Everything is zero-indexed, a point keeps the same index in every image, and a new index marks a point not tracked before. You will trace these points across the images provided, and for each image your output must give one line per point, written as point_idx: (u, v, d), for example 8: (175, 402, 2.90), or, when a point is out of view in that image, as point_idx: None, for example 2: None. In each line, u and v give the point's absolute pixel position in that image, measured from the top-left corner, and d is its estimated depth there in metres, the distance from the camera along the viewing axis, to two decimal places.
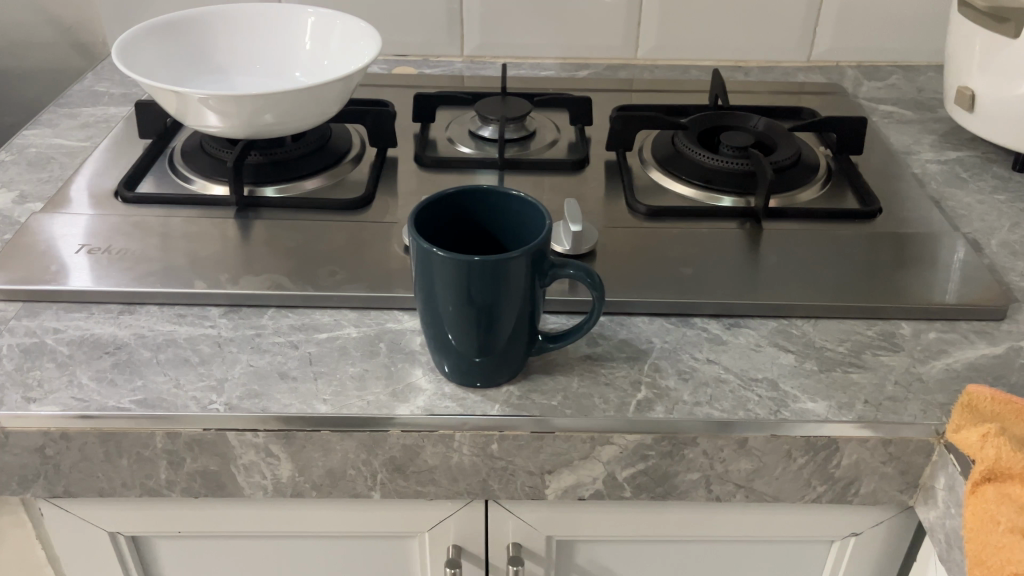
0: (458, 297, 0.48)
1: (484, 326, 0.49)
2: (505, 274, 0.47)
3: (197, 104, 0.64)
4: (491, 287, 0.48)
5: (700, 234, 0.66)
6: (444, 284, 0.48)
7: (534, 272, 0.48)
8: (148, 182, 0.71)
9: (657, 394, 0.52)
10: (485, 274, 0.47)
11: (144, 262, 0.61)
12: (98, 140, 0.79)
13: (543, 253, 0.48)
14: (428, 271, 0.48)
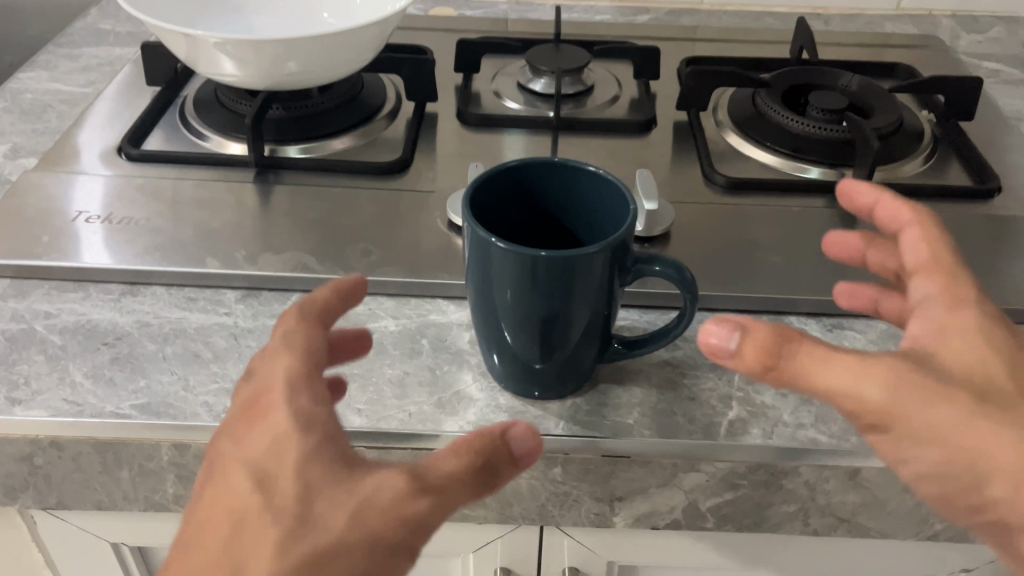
0: (522, 297, 0.40)
1: (551, 329, 0.41)
2: (579, 273, 0.39)
3: (210, 48, 0.55)
4: (561, 288, 0.39)
5: (789, 214, 0.57)
6: (503, 281, 0.40)
7: (612, 269, 0.40)
8: (156, 138, 0.62)
9: (751, 412, 0.44)
10: (554, 271, 0.38)
11: (149, 233, 0.52)
12: (101, 87, 0.70)
13: (625, 246, 0.39)
14: (484, 262, 0.40)
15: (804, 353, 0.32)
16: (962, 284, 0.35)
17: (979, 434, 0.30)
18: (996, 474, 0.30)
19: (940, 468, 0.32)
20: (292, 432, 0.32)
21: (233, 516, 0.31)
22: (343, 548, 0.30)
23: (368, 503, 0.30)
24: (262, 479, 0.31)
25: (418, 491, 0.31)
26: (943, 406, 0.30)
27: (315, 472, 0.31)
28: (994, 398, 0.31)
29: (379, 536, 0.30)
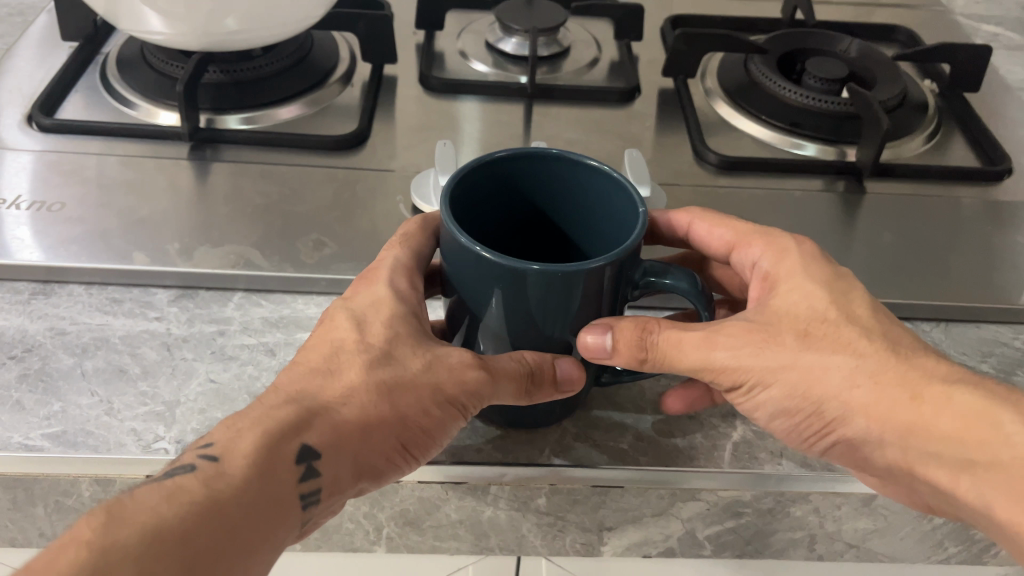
0: (506, 312, 0.33)
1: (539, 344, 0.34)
2: (574, 288, 0.31)
3: (133, 4, 0.47)
4: (553, 303, 0.32)
5: (788, 199, 0.52)
6: (485, 295, 0.32)
7: (614, 285, 0.32)
8: (73, 104, 0.54)
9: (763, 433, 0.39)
10: (547, 291, 0.31)
11: (64, 222, 0.45)
12: (9, 40, 0.61)
13: (634, 256, 0.32)
14: (463, 275, 0.33)
15: (663, 339, 0.34)
16: (778, 236, 0.38)
17: (801, 365, 0.33)
18: (830, 398, 0.33)
19: (786, 406, 0.34)
20: (397, 296, 0.35)
21: (330, 346, 0.34)
22: (426, 383, 0.33)
23: (443, 361, 0.33)
24: (360, 322, 0.34)
25: (483, 362, 0.34)
26: (773, 350, 0.33)
27: (406, 327, 0.34)
28: (817, 332, 0.34)
29: (449, 392, 0.33)
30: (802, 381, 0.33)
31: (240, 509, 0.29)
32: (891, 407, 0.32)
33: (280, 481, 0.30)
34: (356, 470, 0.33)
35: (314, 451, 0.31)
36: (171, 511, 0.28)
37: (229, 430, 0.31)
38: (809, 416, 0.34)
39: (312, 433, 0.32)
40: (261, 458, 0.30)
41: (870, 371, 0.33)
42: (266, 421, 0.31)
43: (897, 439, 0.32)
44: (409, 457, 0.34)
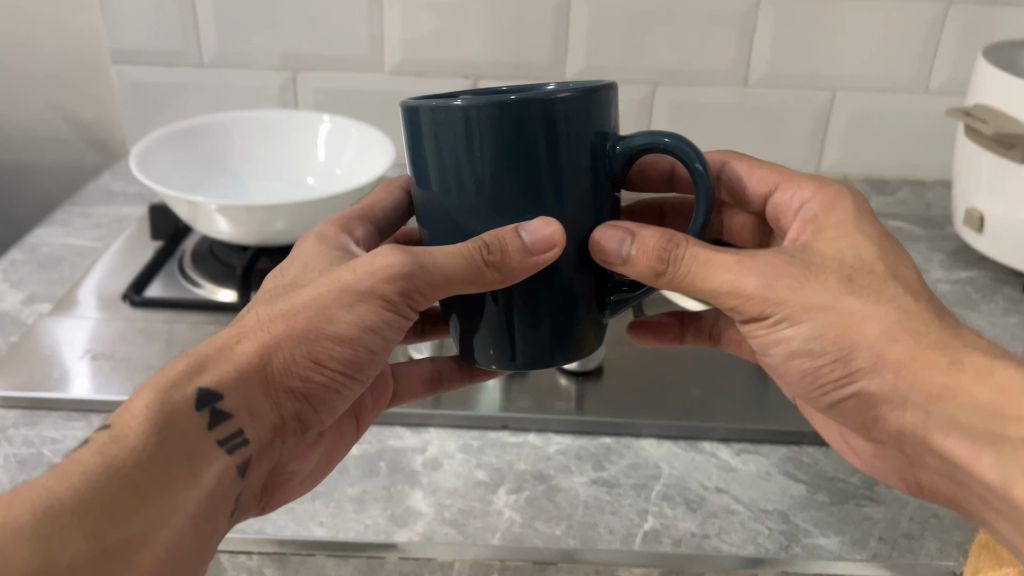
0: (487, 173, 0.38)
1: (523, 212, 0.39)
2: (556, 124, 0.37)
3: (209, 212, 0.65)
4: (536, 146, 0.37)
5: (710, 353, 0.67)
6: (473, 154, 0.37)
7: (595, 131, 0.39)
8: (156, 286, 0.71)
9: (786, 381, 0.49)
10: (529, 127, 0.37)
11: (147, 370, 0.60)
12: (110, 240, 0.80)
13: (601, 115, 0.39)
14: (447, 145, 0.38)
15: (691, 254, 0.42)
16: (825, 186, 0.50)
17: (845, 310, 0.42)
18: (861, 348, 0.42)
19: (814, 346, 0.43)
20: (305, 261, 0.45)
21: (244, 312, 0.44)
22: (324, 294, 0.41)
23: (344, 270, 0.41)
24: (275, 283, 0.45)
25: (397, 251, 0.40)
26: (815, 289, 0.42)
27: (313, 269, 0.44)
28: (860, 282, 0.42)
29: (354, 287, 0.41)
30: (839, 325, 0.42)
31: (130, 461, 0.36)
32: (924, 367, 0.41)
33: (183, 422, 0.38)
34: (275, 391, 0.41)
35: (208, 392, 0.39)
36: (68, 485, 0.35)
37: (130, 402, 0.39)
38: (833, 360, 0.43)
39: (208, 375, 0.40)
40: (151, 414, 0.38)
41: (906, 330, 0.42)
42: (166, 375, 0.40)
43: (922, 403, 0.42)
44: (326, 368, 0.42)
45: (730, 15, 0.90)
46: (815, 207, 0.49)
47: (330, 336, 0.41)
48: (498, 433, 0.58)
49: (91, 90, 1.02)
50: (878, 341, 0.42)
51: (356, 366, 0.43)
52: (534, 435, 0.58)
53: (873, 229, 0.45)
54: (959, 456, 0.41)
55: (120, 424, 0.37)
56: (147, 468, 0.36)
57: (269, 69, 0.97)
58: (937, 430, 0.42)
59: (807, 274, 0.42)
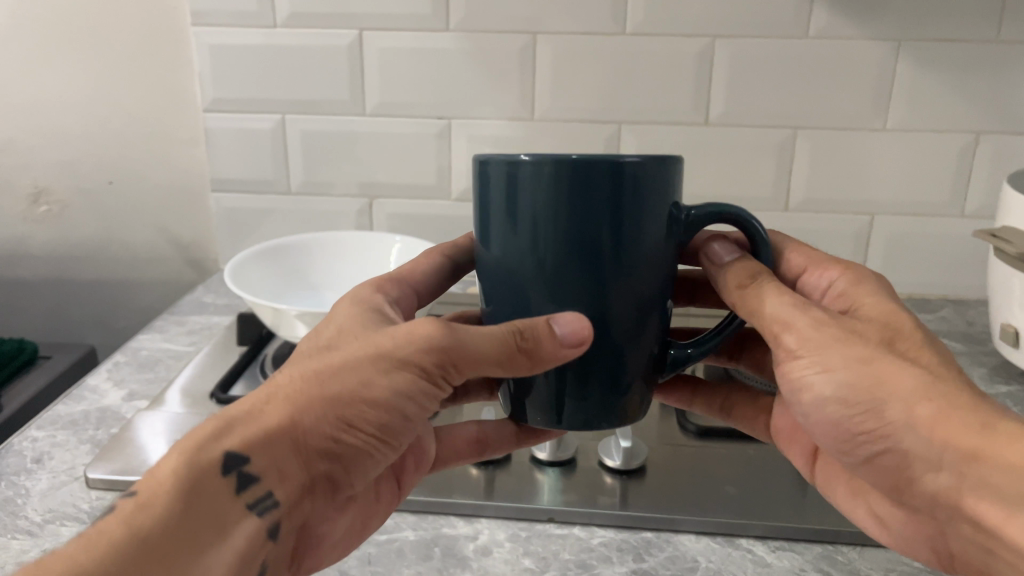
0: (549, 222, 0.42)
1: (579, 264, 0.42)
2: (618, 185, 0.41)
3: (292, 318, 0.73)
4: (595, 198, 0.41)
5: (749, 455, 0.70)
6: (546, 209, 0.42)
7: (658, 199, 0.43)
8: (240, 386, 0.79)
9: (819, 435, 0.51)
10: (590, 182, 0.41)
11: None
12: (202, 345, 0.89)
13: (660, 179, 0.43)
14: (514, 193, 0.42)
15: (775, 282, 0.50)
16: (854, 268, 0.53)
17: (878, 364, 0.45)
18: (890, 398, 0.44)
19: (845, 395, 0.46)
20: (344, 320, 0.48)
21: (281, 367, 0.47)
22: (353, 364, 0.44)
23: (383, 335, 0.45)
24: (310, 342, 0.48)
25: (437, 322, 0.44)
26: (855, 345, 0.46)
27: (352, 329, 0.47)
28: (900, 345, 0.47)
29: (391, 353, 0.44)
30: (872, 375, 0.45)
31: (155, 526, 0.38)
32: (953, 426, 0.42)
33: (211, 488, 0.40)
34: (302, 453, 0.44)
35: (239, 454, 0.41)
36: (91, 551, 0.36)
37: (162, 461, 0.41)
38: (865, 412, 0.46)
39: (234, 437, 0.42)
40: (179, 479, 0.40)
41: (936, 390, 0.43)
42: (198, 435, 0.42)
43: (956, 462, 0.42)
44: (358, 431, 0.44)
45: (767, 145, 0.98)
46: (846, 285, 0.52)
47: (361, 400, 0.44)
48: (545, 525, 0.62)
49: (193, 216, 1.15)
50: (908, 398, 0.44)
51: (388, 429, 0.46)
52: (579, 527, 0.62)
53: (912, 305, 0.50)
54: (990, 519, 0.41)
55: (147, 489, 0.39)
56: (176, 532, 0.38)
57: (348, 196, 1.08)
58: (970, 493, 0.42)
59: (847, 333, 0.47)
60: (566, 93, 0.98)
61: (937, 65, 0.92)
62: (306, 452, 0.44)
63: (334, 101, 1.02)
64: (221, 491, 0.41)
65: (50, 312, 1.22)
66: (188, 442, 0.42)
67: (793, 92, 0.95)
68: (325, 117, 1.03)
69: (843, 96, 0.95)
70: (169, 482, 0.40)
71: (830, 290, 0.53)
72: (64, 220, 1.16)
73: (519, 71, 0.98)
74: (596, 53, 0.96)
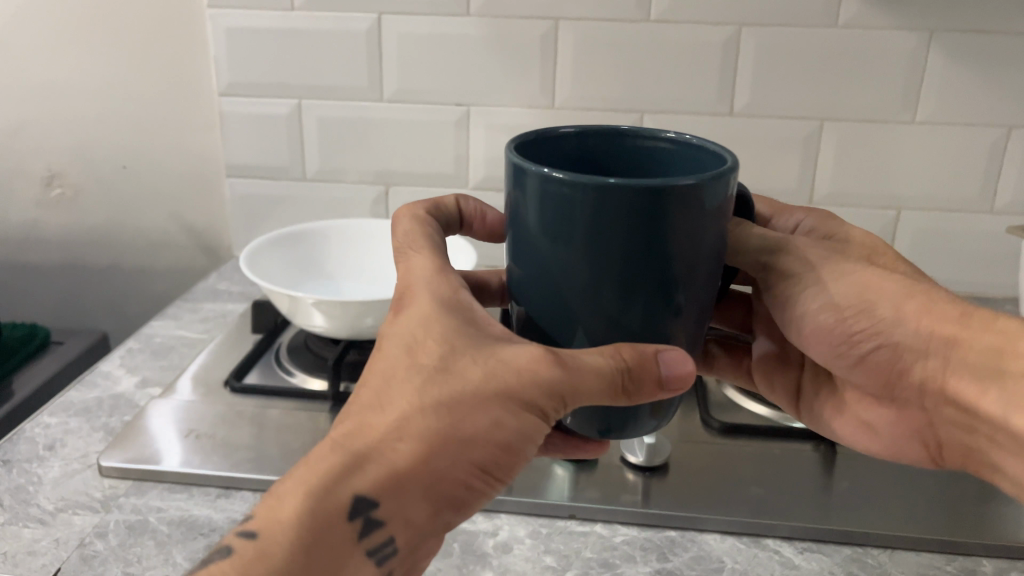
0: (584, 248, 0.38)
1: (614, 290, 0.39)
2: (662, 211, 0.37)
3: (307, 306, 0.72)
4: (633, 226, 0.37)
5: (773, 453, 0.69)
6: (595, 225, 0.38)
7: (714, 214, 0.39)
8: (254, 374, 0.78)
9: (811, 349, 0.56)
10: (630, 210, 0.37)
11: (243, 449, 0.65)
12: (215, 333, 0.88)
13: (713, 199, 0.38)
14: (548, 214, 0.39)
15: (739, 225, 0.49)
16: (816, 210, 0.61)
17: (866, 274, 0.51)
18: (882, 300, 0.51)
19: (840, 302, 0.52)
20: (443, 317, 0.43)
21: (384, 375, 0.43)
22: (473, 398, 0.41)
23: (503, 366, 0.41)
24: (410, 343, 0.43)
25: (555, 358, 0.41)
26: (842, 261, 0.52)
27: (458, 340, 0.42)
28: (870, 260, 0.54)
29: (512, 392, 0.41)
30: (863, 286, 0.51)
31: None
32: (937, 319, 0.49)
33: (336, 533, 0.42)
34: (426, 496, 0.42)
35: (363, 500, 0.42)
36: None
37: (284, 496, 0.42)
38: (858, 314, 0.51)
39: (359, 478, 0.42)
40: (305, 524, 0.41)
41: (917, 293, 0.50)
42: (319, 473, 0.42)
43: (945, 346, 0.49)
44: (480, 472, 0.43)
45: (792, 137, 0.96)
46: (814, 223, 0.60)
47: (483, 441, 0.42)
48: (566, 521, 0.61)
49: (207, 202, 1.13)
50: (896, 301, 0.50)
51: (508, 464, 0.44)
52: (601, 525, 0.60)
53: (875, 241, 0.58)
54: None
55: (272, 535, 0.41)
56: None
57: (364, 183, 1.07)
58: (955, 373, 0.50)
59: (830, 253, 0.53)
60: (587, 81, 0.97)
61: (968, 58, 0.90)
62: (427, 492, 0.42)
63: (351, 86, 1.01)
64: (348, 535, 0.42)
65: (64, 297, 1.22)
66: (314, 483, 0.42)
67: (819, 83, 0.93)
68: (342, 103, 1.02)
69: (871, 87, 0.93)
70: (295, 532, 0.41)
71: (799, 231, 0.60)
72: (77, 205, 1.15)
73: (540, 58, 0.96)
74: (619, 41, 0.94)
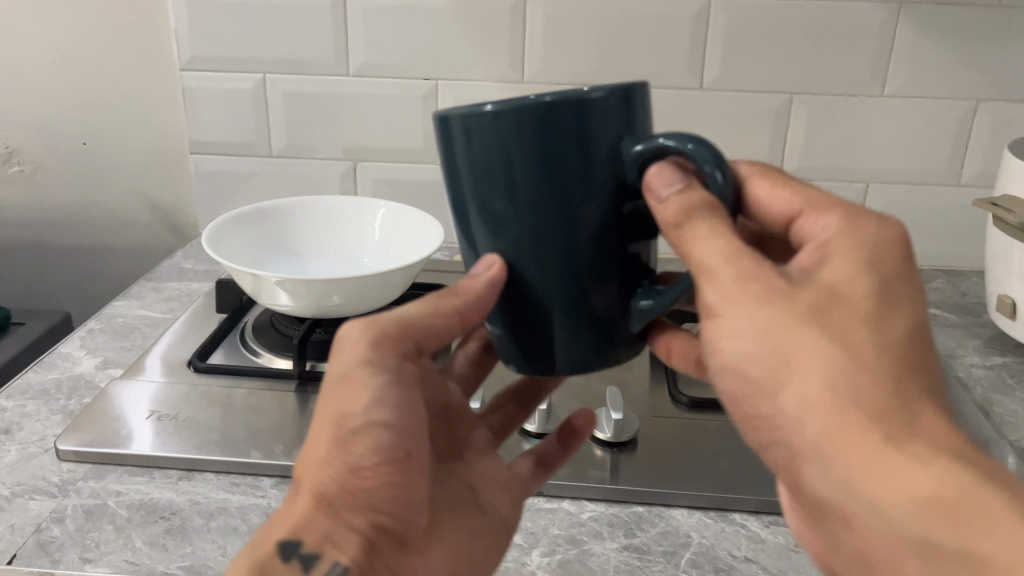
0: (520, 173, 0.40)
1: (553, 212, 0.41)
2: (583, 122, 0.39)
3: (272, 285, 0.70)
4: (562, 142, 0.39)
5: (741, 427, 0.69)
6: (506, 155, 0.40)
7: (631, 128, 0.41)
8: (219, 354, 0.77)
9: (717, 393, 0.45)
10: (552, 127, 0.39)
11: (206, 431, 0.64)
12: (179, 313, 0.86)
13: (627, 112, 0.40)
14: (477, 148, 0.40)
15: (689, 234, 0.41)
16: (858, 216, 0.42)
17: (796, 333, 0.38)
18: (795, 374, 0.38)
19: (751, 359, 0.39)
20: None
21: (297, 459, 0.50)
22: (323, 409, 0.47)
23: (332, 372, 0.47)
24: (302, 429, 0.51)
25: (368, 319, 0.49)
26: (775, 306, 0.38)
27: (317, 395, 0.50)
28: (835, 312, 0.38)
29: (337, 379, 0.46)
30: (785, 347, 0.38)
31: None
32: (846, 432, 0.36)
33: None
34: (338, 507, 0.46)
35: (285, 543, 0.46)
36: None
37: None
38: (763, 383, 0.39)
39: (280, 530, 0.46)
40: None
41: (831, 397, 0.37)
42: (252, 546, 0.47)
43: (843, 478, 0.37)
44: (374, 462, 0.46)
45: (763, 111, 0.95)
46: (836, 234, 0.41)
47: (350, 433, 0.45)
48: (534, 498, 0.60)
49: (172, 179, 1.11)
50: (808, 394, 0.37)
51: (397, 445, 0.46)
52: (569, 502, 0.60)
53: (888, 264, 0.39)
54: None
55: None
56: None
57: (333, 159, 1.05)
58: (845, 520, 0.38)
59: (774, 291, 0.39)
60: (557, 55, 0.95)
61: (939, 30, 0.89)
62: (342, 509, 0.46)
63: (318, 61, 0.99)
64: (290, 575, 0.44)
65: (25, 278, 1.19)
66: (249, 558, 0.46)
67: (790, 57, 0.93)
68: (308, 77, 1.00)
69: (842, 61, 0.92)
70: None
71: (823, 235, 0.42)
72: (37, 182, 1.12)
73: (509, 32, 0.95)
74: (590, 13, 0.93)
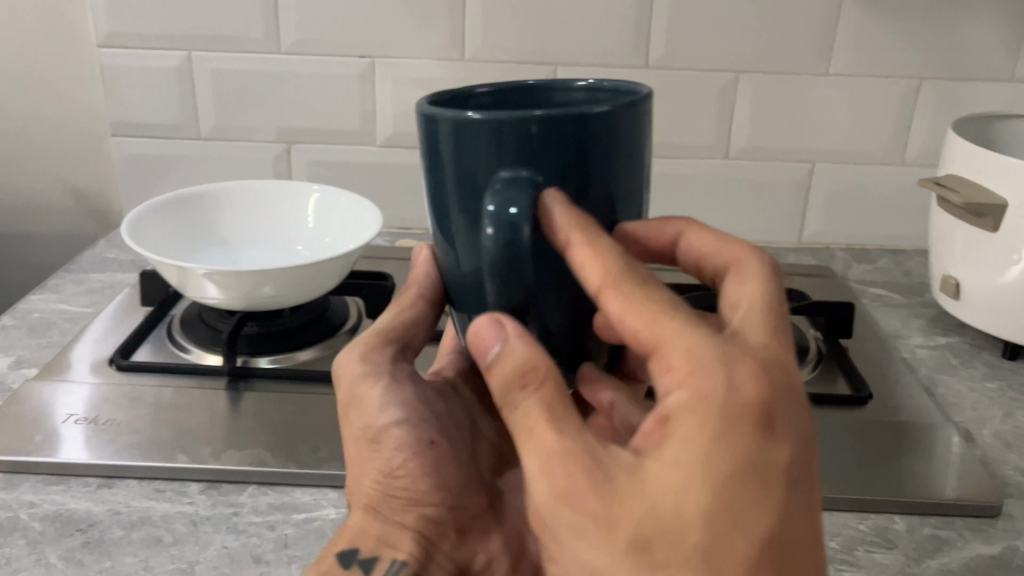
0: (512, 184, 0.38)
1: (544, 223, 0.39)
2: (585, 138, 0.38)
3: (199, 278, 0.66)
4: (563, 154, 0.38)
5: None
6: (501, 165, 0.38)
7: (631, 142, 0.40)
8: (144, 350, 0.72)
9: None
10: (554, 139, 0.38)
11: (128, 434, 0.60)
12: (102, 306, 0.81)
13: (633, 127, 0.39)
14: (468, 154, 0.39)
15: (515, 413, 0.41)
16: (701, 389, 0.35)
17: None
18: None
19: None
20: None
21: None
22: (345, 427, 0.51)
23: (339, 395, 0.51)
24: None
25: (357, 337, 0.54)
26: (589, 540, 0.36)
27: None
28: (653, 552, 0.34)
29: (347, 394, 0.50)
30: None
31: None
32: None
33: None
34: (382, 506, 0.49)
35: (344, 552, 0.47)
36: None
37: None
38: None
39: (340, 543, 0.48)
40: None
41: None
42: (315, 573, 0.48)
43: None
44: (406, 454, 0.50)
45: (708, 90, 0.94)
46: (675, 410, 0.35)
47: (378, 435, 0.49)
48: None
49: (94, 164, 1.05)
50: None
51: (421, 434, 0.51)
52: None
53: (735, 456, 0.34)
54: None
55: None
56: None
57: (266, 142, 1.00)
58: None
59: (592, 515, 0.36)
60: (498, 33, 0.92)
61: (882, 8, 0.89)
62: (388, 512, 0.50)
63: (247, 39, 0.94)
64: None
65: None
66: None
67: (735, 35, 0.91)
68: (236, 56, 0.95)
69: (787, 39, 0.91)
70: None
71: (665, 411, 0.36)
72: None
73: (448, 9, 0.91)
74: None
